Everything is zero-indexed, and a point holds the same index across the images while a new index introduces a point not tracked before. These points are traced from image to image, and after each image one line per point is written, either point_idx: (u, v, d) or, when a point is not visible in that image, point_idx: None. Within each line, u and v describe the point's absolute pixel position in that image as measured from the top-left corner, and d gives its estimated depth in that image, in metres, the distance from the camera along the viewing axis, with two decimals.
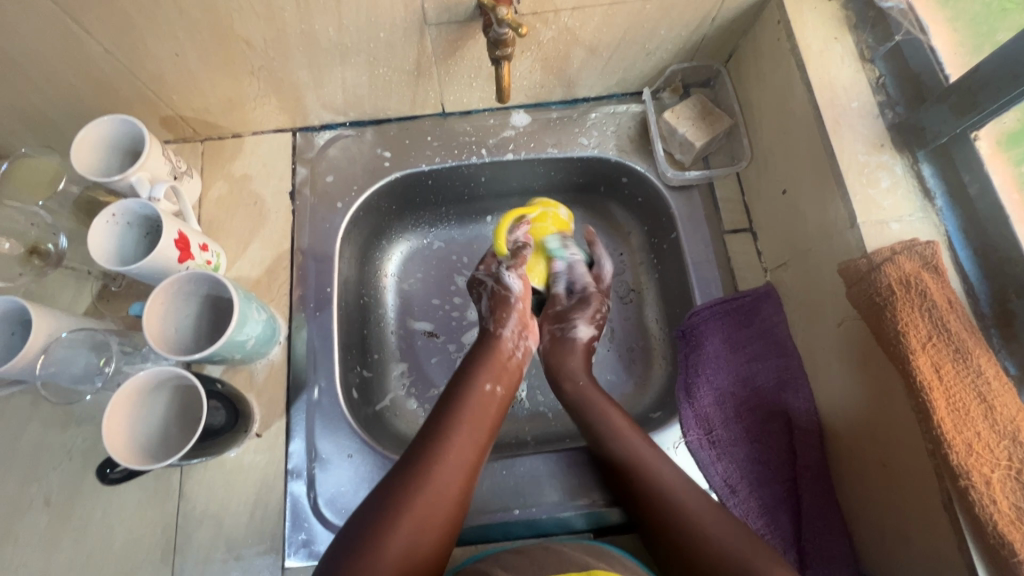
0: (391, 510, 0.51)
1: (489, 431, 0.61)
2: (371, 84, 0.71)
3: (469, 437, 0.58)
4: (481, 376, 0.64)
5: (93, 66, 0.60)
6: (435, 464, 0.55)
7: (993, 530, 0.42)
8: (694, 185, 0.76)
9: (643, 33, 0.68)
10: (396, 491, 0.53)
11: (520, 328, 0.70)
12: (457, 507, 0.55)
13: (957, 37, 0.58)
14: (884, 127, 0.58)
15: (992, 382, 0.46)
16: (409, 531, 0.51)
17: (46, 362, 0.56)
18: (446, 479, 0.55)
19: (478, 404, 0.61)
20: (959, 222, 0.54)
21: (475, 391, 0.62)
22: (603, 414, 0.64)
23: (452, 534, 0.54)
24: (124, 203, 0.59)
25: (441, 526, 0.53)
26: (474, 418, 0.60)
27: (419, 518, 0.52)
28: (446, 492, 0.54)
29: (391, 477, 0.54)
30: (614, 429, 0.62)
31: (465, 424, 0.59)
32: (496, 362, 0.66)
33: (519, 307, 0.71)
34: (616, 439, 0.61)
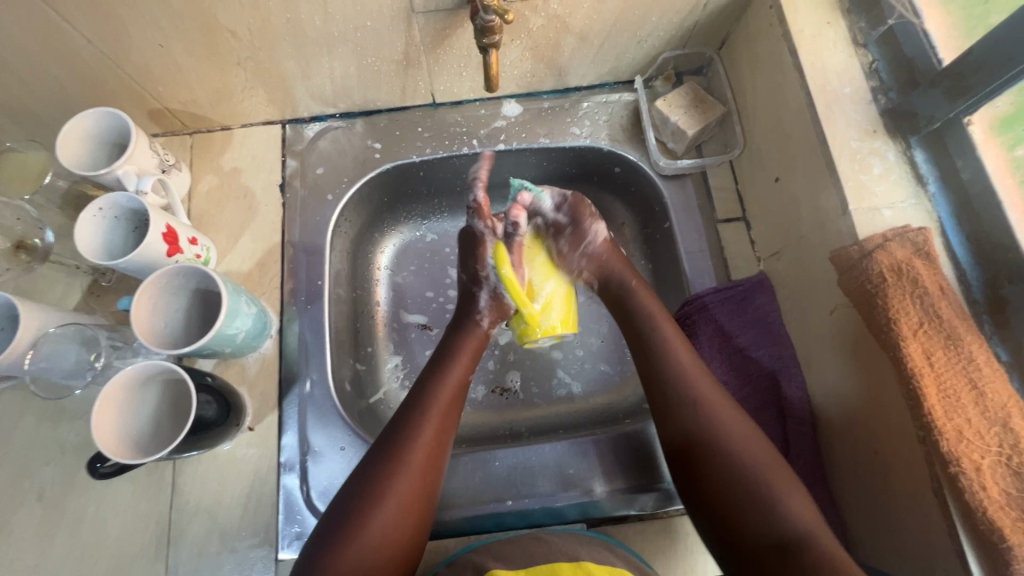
0: (369, 498, 0.52)
1: (456, 413, 0.60)
2: (360, 75, 0.70)
3: (441, 420, 0.58)
4: (450, 364, 0.63)
5: (77, 58, 0.59)
6: (409, 450, 0.55)
7: (982, 516, 0.42)
8: (687, 174, 0.75)
9: (635, 20, 0.67)
10: (371, 480, 0.53)
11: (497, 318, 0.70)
12: (433, 494, 0.55)
13: (951, 20, 0.57)
14: (877, 113, 0.57)
15: (984, 368, 0.46)
16: (385, 517, 0.51)
17: (34, 358, 0.56)
18: (420, 465, 0.54)
19: (448, 391, 0.60)
20: (952, 208, 0.53)
21: (447, 381, 0.61)
22: (676, 366, 0.60)
23: (428, 516, 0.54)
24: (112, 196, 0.59)
25: (417, 512, 0.53)
26: (443, 405, 0.59)
27: (394, 505, 0.52)
28: (420, 476, 0.54)
29: (367, 464, 0.55)
30: (685, 376, 0.59)
31: (435, 408, 0.58)
32: (467, 349, 0.66)
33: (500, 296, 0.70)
34: (687, 390, 0.58)
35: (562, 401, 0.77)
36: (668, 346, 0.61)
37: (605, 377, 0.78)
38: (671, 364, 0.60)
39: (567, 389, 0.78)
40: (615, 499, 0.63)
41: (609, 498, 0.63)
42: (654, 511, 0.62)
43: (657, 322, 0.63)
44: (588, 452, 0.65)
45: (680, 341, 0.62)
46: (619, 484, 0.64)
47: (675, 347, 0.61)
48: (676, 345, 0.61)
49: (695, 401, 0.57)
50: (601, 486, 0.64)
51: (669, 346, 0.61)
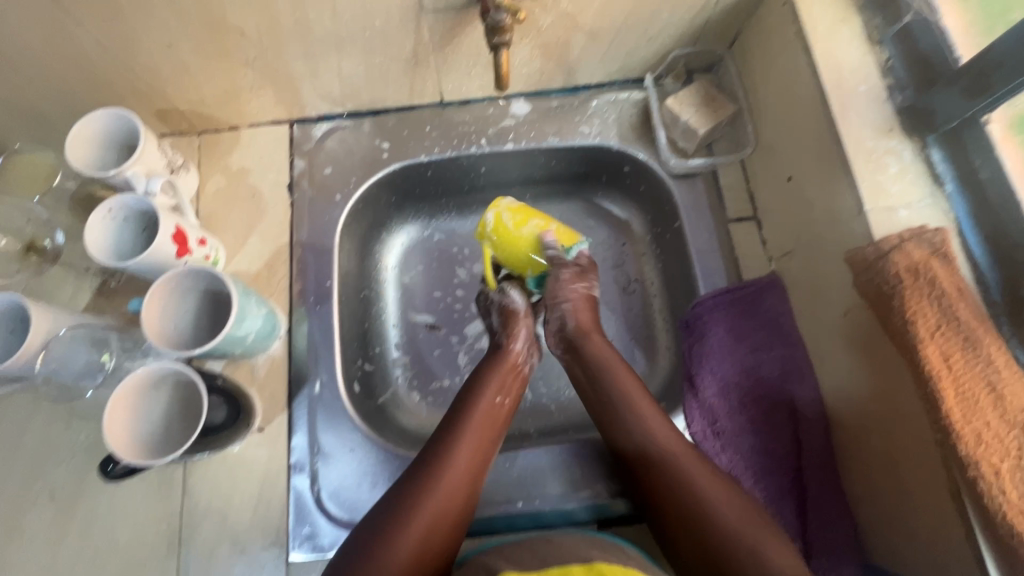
0: (403, 517, 0.51)
1: (493, 438, 0.60)
2: (368, 74, 0.70)
3: (479, 446, 0.58)
4: (489, 385, 0.63)
5: (85, 59, 0.59)
6: (446, 473, 0.55)
7: (1002, 520, 0.42)
8: (698, 173, 0.74)
9: (645, 17, 0.66)
10: (406, 500, 0.52)
11: (531, 343, 0.68)
12: (464, 517, 0.55)
13: (969, 16, 0.56)
14: (893, 111, 0.57)
15: (1003, 370, 0.46)
16: (417, 537, 0.50)
17: (45, 359, 0.56)
18: (455, 490, 0.54)
19: (487, 415, 0.60)
20: (969, 208, 0.53)
21: (485, 400, 0.61)
22: (634, 414, 0.60)
23: (457, 539, 0.54)
24: (121, 198, 0.59)
25: (446, 536, 0.53)
26: (481, 426, 0.59)
27: (425, 528, 0.51)
28: (453, 501, 0.54)
29: (404, 481, 0.54)
30: (643, 428, 0.59)
31: (474, 433, 0.58)
32: (503, 371, 0.64)
33: (527, 323, 0.68)
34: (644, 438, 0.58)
35: (571, 402, 0.77)
36: (608, 373, 0.63)
37: None
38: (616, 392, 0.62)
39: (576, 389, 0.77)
40: (626, 501, 0.63)
41: (620, 500, 0.63)
42: None
43: (598, 355, 0.64)
44: (599, 453, 0.65)
45: (634, 388, 0.62)
46: None
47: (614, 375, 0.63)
48: (615, 371, 0.63)
49: (647, 447, 0.58)
50: (612, 488, 0.63)
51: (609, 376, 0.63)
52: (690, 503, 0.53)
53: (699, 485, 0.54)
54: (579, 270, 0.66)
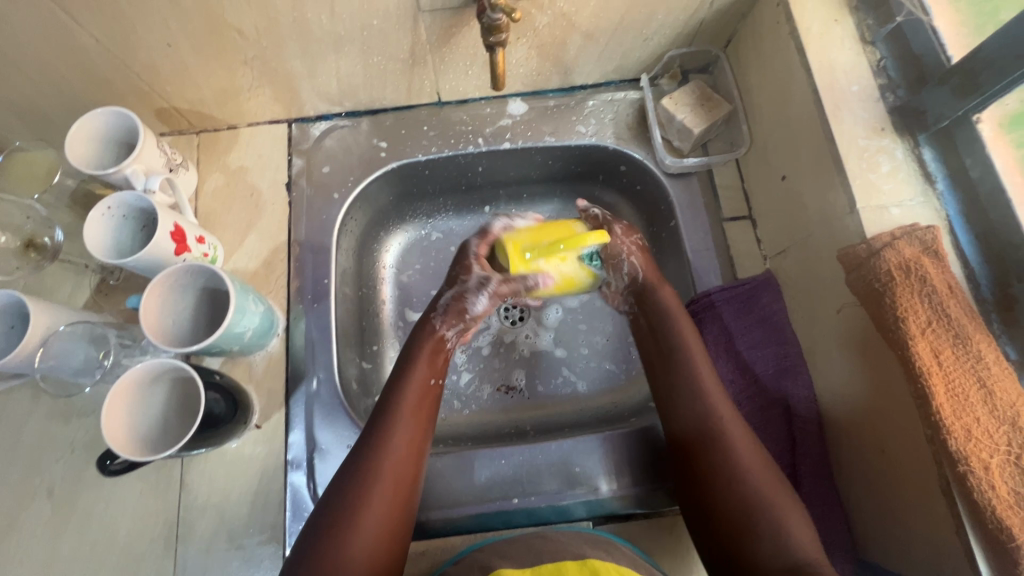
0: (348, 512, 0.51)
1: (428, 420, 0.60)
2: (366, 73, 0.70)
3: (415, 427, 0.58)
4: (421, 366, 0.62)
5: (85, 58, 0.60)
6: (384, 460, 0.54)
7: (991, 515, 0.42)
8: (693, 172, 0.75)
9: (641, 17, 0.67)
10: (349, 493, 0.52)
11: (462, 331, 0.67)
12: (410, 504, 0.55)
13: (960, 17, 0.57)
14: (885, 111, 0.57)
15: (992, 366, 0.46)
16: (366, 538, 0.50)
17: (44, 356, 0.57)
18: (395, 477, 0.54)
19: (419, 397, 0.60)
20: (960, 206, 0.53)
21: (414, 387, 0.60)
22: (694, 376, 0.59)
23: (407, 528, 0.54)
24: (120, 195, 0.59)
25: (395, 525, 0.53)
26: (414, 413, 0.58)
27: (369, 519, 0.51)
28: (395, 488, 0.54)
29: (344, 474, 0.54)
30: (695, 388, 0.59)
31: (406, 421, 0.57)
32: (428, 354, 0.63)
33: (468, 321, 0.67)
34: (698, 400, 0.58)
35: (568, 400, 0.77)
36: (683, 340, 0.62)
37: (610, 375, 0.78)
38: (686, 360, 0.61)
39: (572, 387, 0.78)
40: (620, 497, 0.63)
41: (615, 497, 0.63)
42: (660, 508, 0.63)
43: (675, 321, 0.63)
44: (594, 450, 0.65)
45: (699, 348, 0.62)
46: (625, 482, 0.64)
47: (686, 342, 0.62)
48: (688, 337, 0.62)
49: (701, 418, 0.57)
50: (608, 485, 0.64)
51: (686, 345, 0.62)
52: (726, 468, 0.54)
53: (739, 451, 0.54)
54: (627, 225, 0.69)
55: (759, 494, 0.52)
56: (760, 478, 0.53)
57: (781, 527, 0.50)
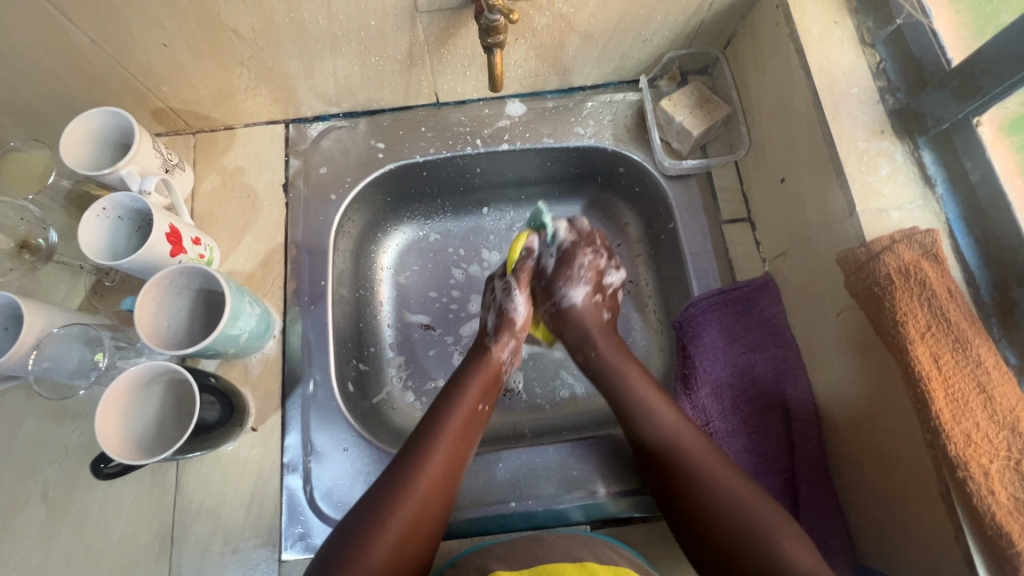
0: (374, 527, 0.51)
1: (470, 443, 0.60)
2: (363, 74, 0.70)
3: (457, 454, 0.58)
4: (471, 389, 0.63)
5: (80, 58, 0.59)
6: (424, 482, 0.55)
7: (991, 521, 0.42)
8: (692, 174, 0.75)
9: (640, 19, 0.66)
10: (382, 508, 0.52)
11: (515, 351, 0.70)
12: (438, 525, 0.55)
13: (960, 19, 0.56)
14: (884, 113, 0.57)
15: (992, 371, 0.46)
16: (389, 551, 0.51)
17: (38, 358, 0.57)
18: (431, 499, 0.54)
19: (466, 423, 0.60)
20: (960, 209, 0.53)
21: (462, 408, 0.61)
22: (643, 401, 0.61)
23: (430, 548, 0.54)
24: (114, 197, 0.59)
25: (419, 548, 0.53)
26: (456, 433, 0.59)
27: (398, 538, 0.51)
28: (428, 509, 0.54)
29: (379, 487, 0.54)
30: (648, 413, 0.60)
31: (448, 441, 0.58)
32: (481, 376, 0.64)
33: (520, 335, 0.70)
34: (648, 425, 0.60)
35: (565, 402, 0.77)
36: (628, 381, 0.64)
37: None
38: (640, 397, 0.62)
39: (570, 390, 0.78)
40: (618, 501, 0.63)
41: (612, 500, 0.63)
42: (657, 512, 0.62)
43: (615, 364, 0.66)
44: (592, 453, 0.65)
45: (640, 378, 0.64)
46: (623, 485, 0.64)
47: (632, 382, 0.63)
48: (635, 378, 0.64)
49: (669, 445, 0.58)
50: (606, 488, 0.64)
51: (633, 387, 0.63)
52: (702, 487, 0.55)
53: (713, 473, 0.55)
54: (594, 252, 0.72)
55: (734, 514, 0.53)
56: (740, 495, 0.54)
57: (769, 546, 0.51)
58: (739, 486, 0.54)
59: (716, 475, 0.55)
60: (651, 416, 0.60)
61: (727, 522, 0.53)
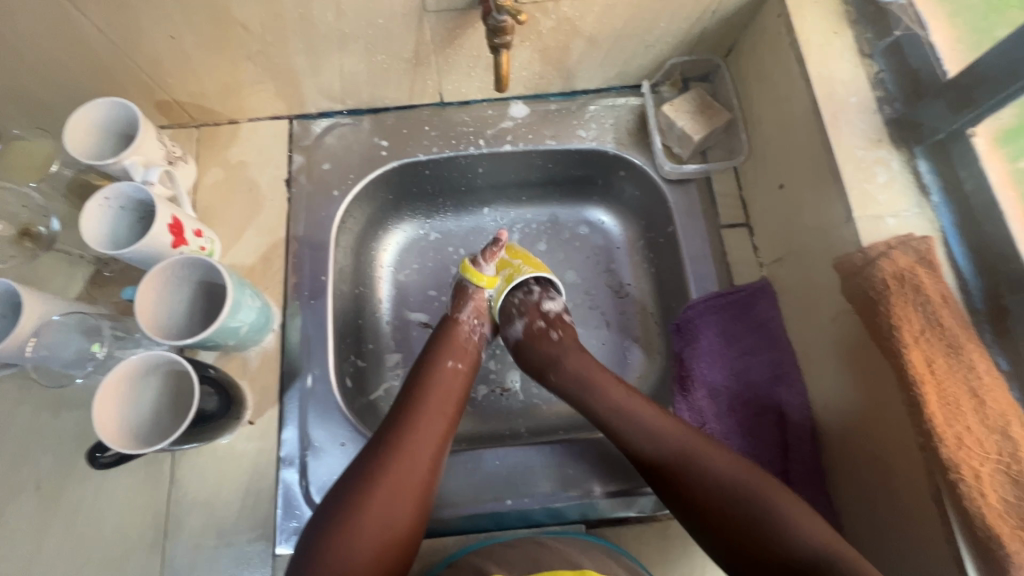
0: (362, 488, 0.53)
1: (457, 403, 0.62)
2: (369, 72, 0.70)
3: (436, 410, 0.60)
4: (442, 352, 0.65)
5: (85, 46, 0.59)
6: (407, 435, 0.57)
7: (981, 523, 0.43)
8: (691, 179, 0.76)
9: (645, 24, 0.67)
10: (367, 470, 0.54)
11: (478, 313, 0.71)
12: (431, 485, 0.56)
13: (957, 33, 0.58)
14: (882, 123, 0.58)
15: (984, 376, 0.47)
16: (378, 508, 0.52)
17: (36, 346, 0.56)
18: (417, 453, 0.56)
19: (442, 382, 0.62)
20: (955, 218, 0.54)
21: (440, 369, 0.64)
22: (630, 414, 0.60)
23: (424, 507, 0.55)
24: (117, 186, 0.58)
25: (413, 501, 0.54)
26: (439, 393, 0.61)
27: (388, 495, 0.53)
28: (417, 460, 0.56)
29: (364, 454, 0.56)
30: (642, 424, 0.59)
31: (430, 401, 0.60)
32: (455, 340, 0.67)
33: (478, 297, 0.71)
34: (656, 441, 0.58)
35: (562, 402, 0.77)
36: (595, 383, 0.63)
37: None
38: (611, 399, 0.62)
39: None
40: (613, 500, 0.63)
41: (607, 500, 0.63)
42: (653, 513, 0.62)
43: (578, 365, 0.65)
44: (587, 453, 0.66)
45: (610, 384, 0.63)
46: (617, 485, 0.64)
47: (593, 374, 0.64)
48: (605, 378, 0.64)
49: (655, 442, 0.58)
50: (600, 487, 0.64)
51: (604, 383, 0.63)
52: (711, 485, 0.54)
53: (716, 468, 0.55)
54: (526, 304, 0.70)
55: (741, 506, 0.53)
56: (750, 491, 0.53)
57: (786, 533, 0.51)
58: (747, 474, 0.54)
59: (720, 467, 0.55)
60: (649, 429, 0.59)
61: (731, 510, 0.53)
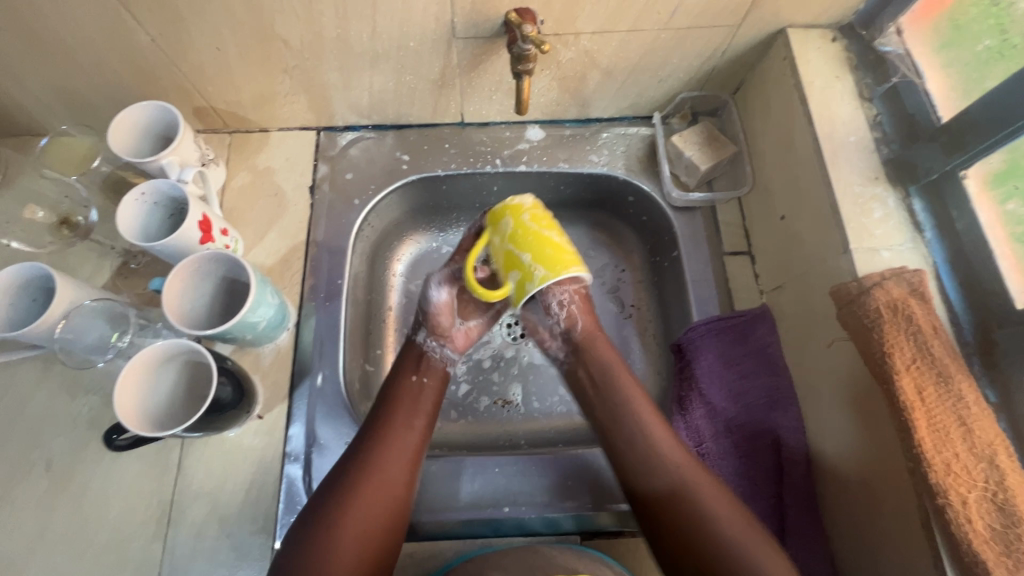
0: (335, 507, 0.54)
1: (426, 418, 0.63)
2: (397, 90, 0.75)
3: (402, 425, 0.60)
4: (405, 368, 0.65)
5: (136, 52, 0.63)
6: (375, 454, 0.57)
7: (967, 548, 0.44)
8: (697, 207, 0.79)
9: (658, 60, 0.72)
10: (341, 487, 0.55)
11: (442, 336, 0.68)
12: (404, 501, 0.57)
13: (950, 82, 0.61)
14: (880, 161, 0.62)
15: (972, 407, 0.48)
16: (353, 533, 0.53)
17: (64, 328, 0.59)
18: (386, 469, 0.57)
19: (406, 397, 0.63)
20: (946, 254, 0.57)
21: (401, 382, 0.64)
22: (635, 415, 0.61)
23: (398, 524, 0.56)
24: (155, 183, 0.62)
25: (386, 521, 0.55)
26: (403, 407, 0.62)
27: (360, 515, 0.54)
28: (389, 479, 0.57)
29: (335, 470, 0.57)
30: (649, 446, 0.59)
31: (398, 418, 0.61)
32: (419, 354, 0.67)
33: (445, 319, 0.68)
34: (655, 466, 0.57)
35: (562, 417, 0.79)
36: (618, 383, 0.63)
37: None
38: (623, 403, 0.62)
39: (567, 406, 0.79)
40: (607, 514, 0.64)
41: (602, 513, 0.64)
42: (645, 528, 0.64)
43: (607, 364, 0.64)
44: (585, 467, 0.67)
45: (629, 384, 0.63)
46: (613, 498, 0.65)
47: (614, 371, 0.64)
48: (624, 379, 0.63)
49: (650, 457, 0.58)
50: (596, 501, 0.65)
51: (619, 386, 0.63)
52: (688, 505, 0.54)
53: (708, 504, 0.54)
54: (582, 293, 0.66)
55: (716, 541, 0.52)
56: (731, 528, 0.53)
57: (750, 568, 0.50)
58: (730, 510, 0.54)
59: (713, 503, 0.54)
60: (657, 449, 0.58)
61: (693, 539, 0.53)
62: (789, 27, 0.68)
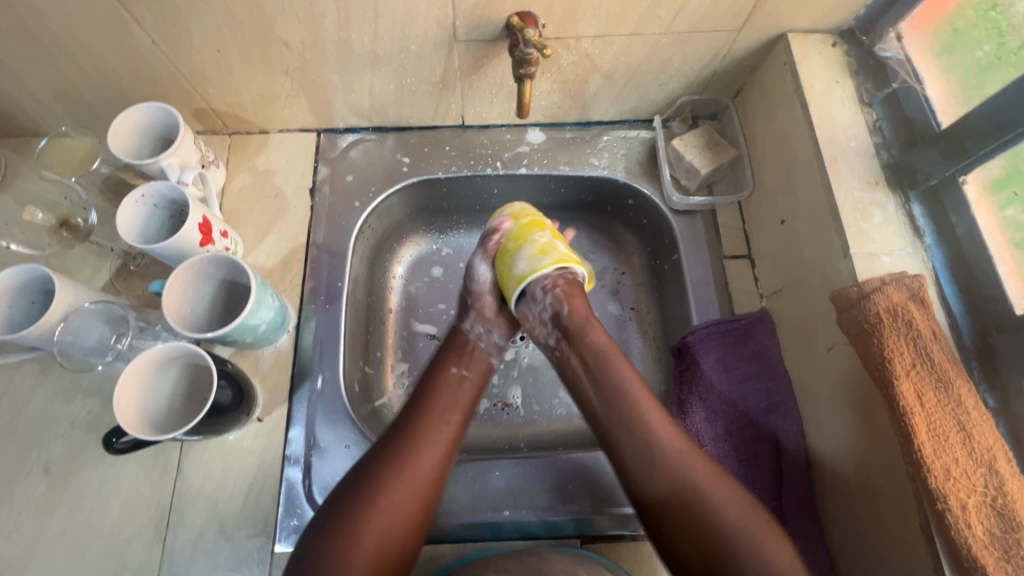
0: (364, 496, 0.54)
1: (463, 414, 0.62)
2: (397, 92, 0.75)
3: (438, 418, 0.60)
4: (448, 359, 0.66)
5: (137, 54, 0.63)
6: (409, 448, 0.57)
7: (967, 552, 0.44)
8: (698, 211, 0.79)
9: (659, 64, 0.72)
10: (375, 474, 0.55)
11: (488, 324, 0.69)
12: (433, 496, 0.56)
13: (950, 88, 0.61)
14: (879, 167, 0.62)
15: (972, 412, 0.48)
16: (380, 525, 0.53)
17: (63, 331, 0.59)
18: (419, 463, 0.56)
19: (446, 390, 0.62)
20: (946, 259, 0.57)
21: (443, 376, 0.64)
22: (632, 404, 0.58)
23: (425, 519, 0.56)
24: (155, 185, 0.62)
25: (415, 514, 0.55)
26: (442, 400, 0.62)
27: (390, 507, 0.54)
28: (421, 473, 0.56)
29: (367, 460, 0.57)
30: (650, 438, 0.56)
31: (434, 412, 0.60)
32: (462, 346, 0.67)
33: (487, 298, 0.70)
34: (661, 463, 0.55)
35: (561, 420, 0.79)
36: (613, 372, 0.60)
37: None
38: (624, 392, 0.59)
39: (567, 409, 0.79)
40: (608, 517, 0.64)
41: (603, 516, 0.64)
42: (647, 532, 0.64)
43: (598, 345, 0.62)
44: (585, 470, 0.67)
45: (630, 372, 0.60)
46: (614, 501, 0.65)
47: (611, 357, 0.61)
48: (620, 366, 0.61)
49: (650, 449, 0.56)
50: (596, 504, 0.65)
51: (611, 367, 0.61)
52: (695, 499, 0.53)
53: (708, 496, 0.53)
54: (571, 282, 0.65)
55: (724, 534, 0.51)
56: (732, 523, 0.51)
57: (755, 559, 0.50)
58: (734, 505, 0.53)
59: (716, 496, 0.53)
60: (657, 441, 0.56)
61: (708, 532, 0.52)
62: (789, 32, 0.69)
